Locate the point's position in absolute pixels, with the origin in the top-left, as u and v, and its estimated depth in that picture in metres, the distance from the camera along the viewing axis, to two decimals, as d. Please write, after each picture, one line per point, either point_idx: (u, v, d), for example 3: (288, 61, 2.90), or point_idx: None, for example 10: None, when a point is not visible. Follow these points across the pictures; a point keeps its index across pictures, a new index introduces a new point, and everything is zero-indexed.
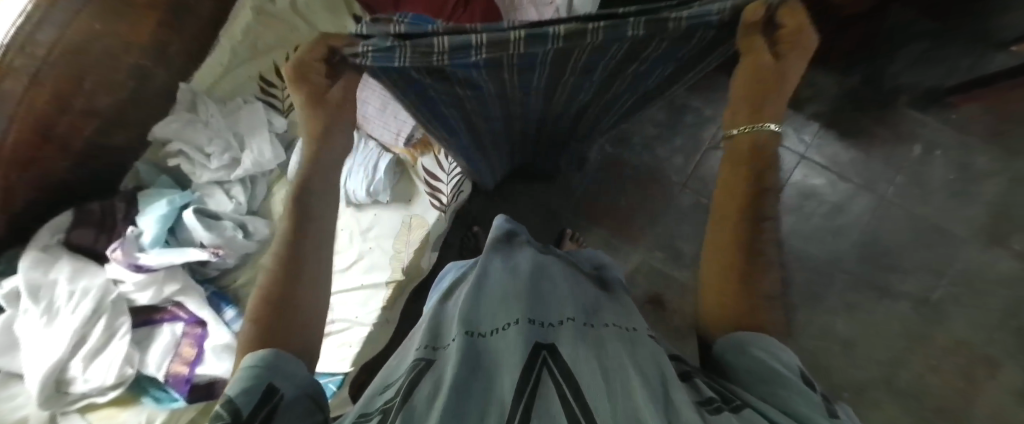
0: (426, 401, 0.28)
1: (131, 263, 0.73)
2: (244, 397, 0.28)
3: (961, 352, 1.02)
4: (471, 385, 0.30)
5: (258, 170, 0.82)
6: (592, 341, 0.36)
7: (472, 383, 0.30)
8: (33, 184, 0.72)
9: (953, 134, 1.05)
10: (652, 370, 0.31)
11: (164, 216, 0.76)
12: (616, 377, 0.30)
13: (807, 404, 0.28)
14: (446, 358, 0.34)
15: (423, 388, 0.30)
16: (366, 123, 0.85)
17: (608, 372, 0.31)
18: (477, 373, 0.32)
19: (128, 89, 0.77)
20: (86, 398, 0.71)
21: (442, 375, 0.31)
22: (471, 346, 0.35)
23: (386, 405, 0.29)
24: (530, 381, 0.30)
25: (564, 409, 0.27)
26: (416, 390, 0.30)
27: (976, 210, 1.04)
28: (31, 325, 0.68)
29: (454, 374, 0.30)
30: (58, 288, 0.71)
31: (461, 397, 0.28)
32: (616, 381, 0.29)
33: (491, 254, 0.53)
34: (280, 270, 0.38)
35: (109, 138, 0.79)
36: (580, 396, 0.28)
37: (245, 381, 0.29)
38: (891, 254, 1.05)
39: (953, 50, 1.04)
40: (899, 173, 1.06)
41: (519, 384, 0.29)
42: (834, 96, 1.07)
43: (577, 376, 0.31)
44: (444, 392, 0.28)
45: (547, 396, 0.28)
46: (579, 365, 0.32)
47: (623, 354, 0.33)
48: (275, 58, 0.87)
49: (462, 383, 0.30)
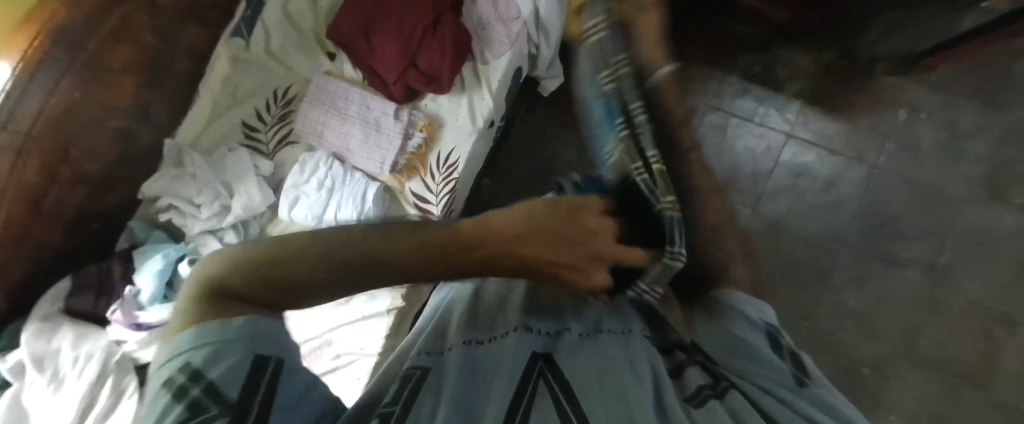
0: (428, 411, 0.27)
1: (131, 322, 0.74)
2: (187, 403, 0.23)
3: (977, 312, 1.00)
4: (469, 393, 0.29)
5: (249, 214, 0.83)
6: (591, 347, 0.35)
7: (470, 391, 0.30)
8: (29, 256, 0.73)
9: (936, 94, 1.05)
10: (646, 365, 0.33)
11: (161, 271, 0.76)
12: (617, 382, 0.29)
13: (783, 384, 0.32)
14: (444, 365, 0.33)
15: (423, 393, 0.29)
16: (351, 156, 0.87)
17: (606, 374, 0.31)
18: (476, 378, 0.31)
19: (115, 152, 0.79)
20: None
21: (441, 382, 0.30)
22: (469, 354, 0.34)
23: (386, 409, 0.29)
24: (529, 391, 0.29)
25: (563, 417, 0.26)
26: (417, 398, 0.28)
27: (970, 168, 1.03)
28: (38, 395, 0.68)
29: (456, 380, 0.30)
30: (62, 355, 0.71)
31: (461, 409, 0.28)
32: (617, 385, 0.29)
33: None
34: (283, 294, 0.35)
35: (100, 202, 0.80)
36: (579, 402, 0.28)
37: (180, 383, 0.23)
38: (892, 222, 1.04)
39: (922, 14, 1.04)
40: (888, 141, 1.06)
41: (518, 392, 0.29)
42: (811, 72, 1.07)
43: (577, 383, 0.30)
44: (446, 399, 0.28)
45: (545, 402, 0.28)
46: (579, 372, 0.31)
47: (620, 357, 0.33)
48: (256, 103, 0.89)
49: (461, 393, 0.29)
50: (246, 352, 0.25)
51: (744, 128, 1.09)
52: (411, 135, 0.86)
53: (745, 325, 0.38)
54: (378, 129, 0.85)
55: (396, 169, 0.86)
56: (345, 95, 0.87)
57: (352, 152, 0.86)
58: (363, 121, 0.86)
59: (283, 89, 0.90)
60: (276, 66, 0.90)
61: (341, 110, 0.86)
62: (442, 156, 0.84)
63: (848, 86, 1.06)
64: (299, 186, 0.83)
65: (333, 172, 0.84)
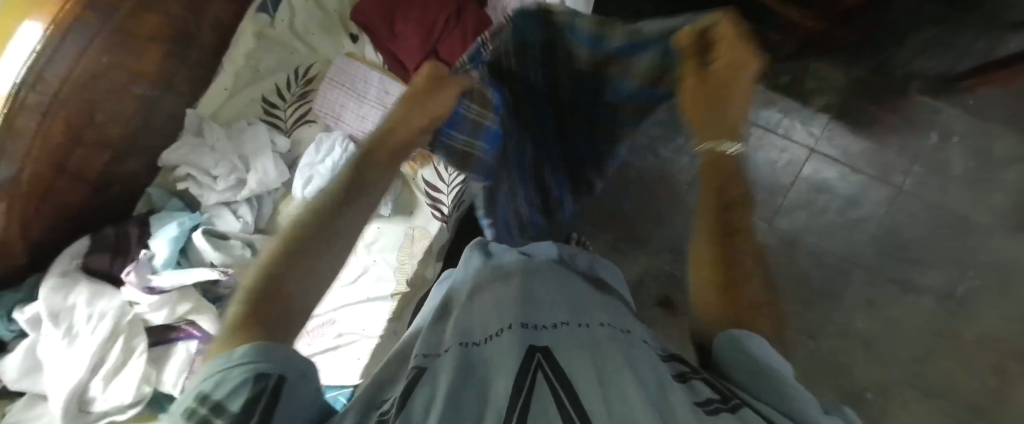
0: (422, 408, 0.28)
1: (144, 285, 0.76)
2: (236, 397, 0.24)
3: (991, 347, 0.97)
4: (463, 391, 0.30)
5: (263, 189, 0.84)
6: (587, 341, 0.35)
7: (465, 391, 0.30)
8: (50, 214, 0.75)
9: (971, 119, 1.01)
10: (649, 373, 0.31)
11: (176, 238, 0.78)
12: (612, 378, 0.29)
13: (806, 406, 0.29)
14: (442, 367, 0.34)
15: (418, 397, 0.30)
16: (367, 140, 0.87)
17: (603, 371, 0.30)
18: (472, 381, 0.32)
19: (138, 118, 0.81)
20: (108, 416, 0.74)
21: (438, 382, 0.31)
22: (465, 355, 0.35)
23: (384, 414, 0.30)
24: (525, 386, 0.30)
25: (558, 412, 0.27)
26: (413, 399, 0.30)
27: (1000, 198, 1.00)
28: (54, 347, 0.71)
29: (450, 382, 0.30)
30: (77, 311, 0.73)
31: (455, 406, 0.28)
32: (612, 381, 0.29)
33: (483, 268, 0.53)
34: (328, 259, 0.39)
35: (121, 166, 0.82)
36: (575, 398, 0.28)
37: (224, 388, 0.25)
38: (910, 247, 1.02)
39: (965, 36, 1.00)
40: (915, 163, 1.03)
41: (515, 390, 0.29)
42: (841, 86, 1.04)
43: (571, 378, 0.30)
44: (440, 399, 0.29)
45: (542, 398, 0.28)
46: (574, 368, 0.31)
47: (617, 353, 0.33)
48: (277, 79, 0.90)
49: (458, 391, 0.30)
50: (246, 372, 0.25)
51: (766, 139, 1.07)
52: None
53: (770, 359, 0.32)
54: None
55: None
56: (364, 78, 0.87)
57: (367, 135, 0.86)
58: (380, 105, 0.86)
59: (305, 68, 0.91)
60: (299, 44, 0.91)
61: (359, 92, 0.87)
62: None
63: (878, 104, 1.03)
64: (313, 165, 0.83)
65: (348, 154, 0.84)
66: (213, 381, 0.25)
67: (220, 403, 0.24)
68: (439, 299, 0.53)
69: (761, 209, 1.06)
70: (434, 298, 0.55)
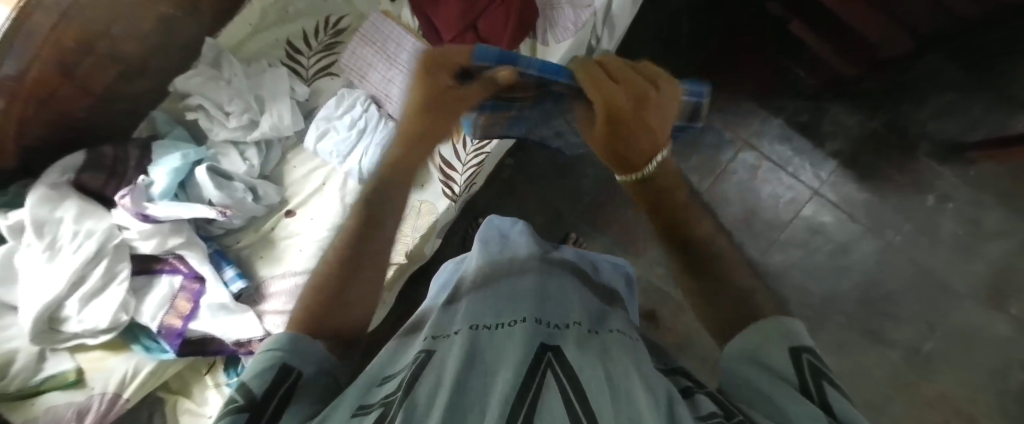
0: (428, 395, 0.28)
1: (138, 212, 0.72)
2: (257, 379, 0.31)
3: (943, 405, 1.02)
4: (470, 374, 0.30)
5: (275, 134, 0.81)
6: (596, 345, 0.35)
7: (473, 371, 0.30)
8: (47, 123, 0.71)
9: (967, 189, 1.04)
10: (661, 387, 0.29)
11: (177, 170, 0.75)
12: (621, 380, 0.29)
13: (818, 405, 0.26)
14: (450, 349, 0.34)
15: (425, 381, 0.30)
16: (388, 104, 0.85)
17: (611, 373, 0.30)
18: (476, 363, 0.32)
19: (155, 37, 0.77)
20: (78, 338, 0.71)
21: (445, 366, 0.31)
22: (474, 337, 0.35)
23: (387, 398, 0.29)
24: (536, 379, 0.29)
25: (565, 408, 0.26)
26: (419, 386, 0.29)
27: (978, 270, 1.03)
28: (33, 259, 0.69)
29: (459, 365, 0.31)
30: (63, 226, 0.71)
31: (463, 391, 0.28)
32: (621, 383, 0.29)
33: (488, 256, 0.53)
34: (335, 269, 0.41)
35: (128, 85, 0.79)
36: (584, 401, 0.27)
37: (263, 362, 0.32)
38: (888, 302, 1.05)
39: (978, 108, 1.03)
40: (908, 222, 1.06)
41: (524, 379, 0.29)
42: (853, 135, 1.07)
43: (581, 378, 0.30)
44: (448, 383, 0.28)
45: (551, 394, 0.28)
46: (584, 368, 0.31)
47: (630, 362, 0.32)
48: (306, 25, 0.87)
49: (465, 373, 0.30)
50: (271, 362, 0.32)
51: (774, 174, 1.09)
52: None
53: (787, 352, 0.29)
54: None
55: None
56: (397, 41, 0.84)
57: (390, 99, 0.84)
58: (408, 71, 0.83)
59: (336, 19, 0.88)
60: None
61: (390, 55, 0.84)
62: None
63: (885, 159, 1.07)
64: (331, 120, 0.82)
65: (368, 114, 0.83)
66: (251, 376, 0.31)
67: (246, 382, 0.30)
68: (447, 289, 0.53)
69: (756, 241, 1.08)
70: (442, 287, 0.55)
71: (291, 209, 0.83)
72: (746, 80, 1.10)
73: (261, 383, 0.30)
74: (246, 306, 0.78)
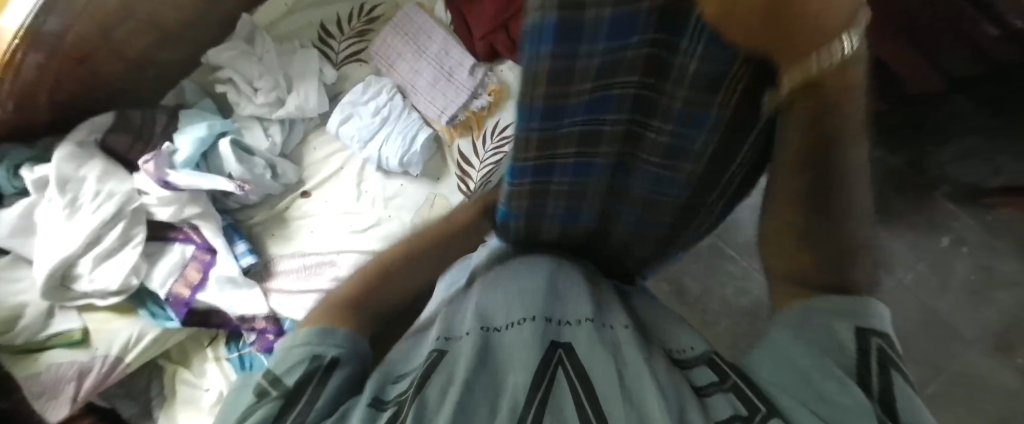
0: (440, 394, 0.29)
1: (160, 178, 0.74)
2: (290, 372, 0.32)
3: None
4: (479, 381, 0.30)
5: (299, 115, 0.82)
6: (609, 346, 0.33)
7: (482, 377, 0.30)
8: (81, 81, 0.72)
9: (983, 234, 1.03)
10: (673, 394, 0.29)
11: (201, 140, 0.76)
12: (633, 384, 0.30)
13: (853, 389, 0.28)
14: (458, 353, 0.33)
15: (435, 382, 0.30)
16: (413, 94, 0.86)
17: (624, 379, 0.30)
18: (485, 369, 0.31)
19: (194, 8, 0.78)
20: (87, 297, 0.72)
21: (454, 373, 0.30)
22: (482, 339, 0.34)
23: (401, 396, 0.30)
24: (545, 388, 0.29)
25: (577, 411, 0.27)
26: (431, 382, 0.30)
27: (989, 318, 1.02)
28: (53, 215, 0.69)
29: (467, 372, 0.30)
30: (85, 185, 0.72)
31: (468, 399, 0.28)
32: (633, 387, 0.29)
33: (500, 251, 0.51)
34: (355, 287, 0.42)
35: (162, 52, 0.80)
36: (595, 410, 0.27)
37: (293, 354, 0.33)
38: (895, 340, 1.03)
39: (1001, 154, 1.03)
40: (922, 261, 1.04)
41: (532, 389, 0.28)
42: (872, 169, 1.07)
43: (593, 380, 0.30)
44: (460, 385, 0.29)
45: (563, 399, 0.28)
46: (597, 372, 0.30)
47: (643, 367, 0.31)
48: (341, 10, 0.89)
49: (475, 378, 0.30)
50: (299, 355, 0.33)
51: None
52: (478, 95, 0.84)
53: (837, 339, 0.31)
54: (449, 78, 0.84)
55: (452, 122, 0.84)
56: (429, 33, 0.85)
57: (415, 91, 0.85)
58: (436, 63, 0.84)
59: (370, 7, 0.90)
60: None
61: (419, 46, 0.85)
62: (501, 125, 0.83)
63: (903, 196, 1.06)
64: (356, 105, 0.83)
65: (393, 103, 0.84)
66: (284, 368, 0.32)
67: (280, 378, 0.31)
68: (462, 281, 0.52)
69: None
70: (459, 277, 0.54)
71: (307, 190, 0.84)
72: None
73: (294, 373, 0.32)
74: (252, 282, 0.78)
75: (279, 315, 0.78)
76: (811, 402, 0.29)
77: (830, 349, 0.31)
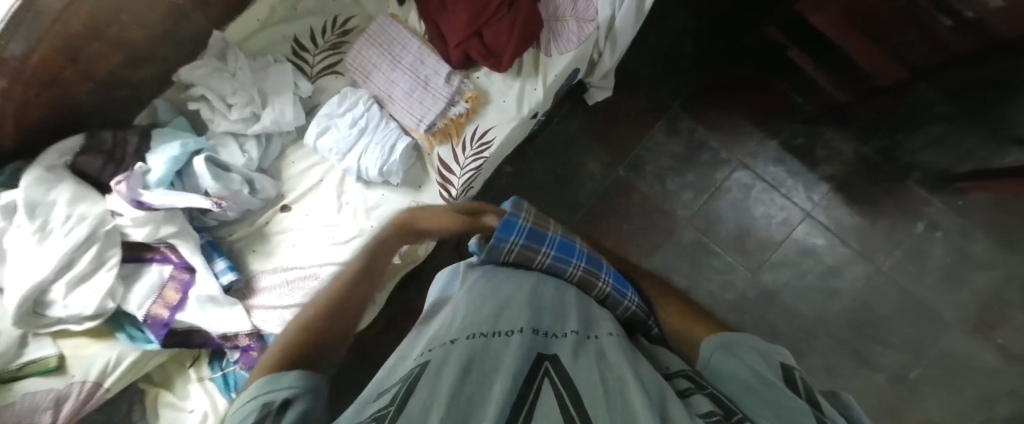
0: (426, 403, 0.27)
1: (133, 198, 0.72)
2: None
3: None
4: (466, 382, 0.29)
5: (276, 129, 0.81)
6: (592, 353, 0.35)
7: (469, 380, 0.29)
8: (50, 105, 0.71)
9: (956, 219, 1.06)
10: (654, 388, 0.30)
11: (176, 158, 0.75)
12: (614, 383, 0.30)
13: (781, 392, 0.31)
14: (446, 360, 0.32)
15: (422, 390, 0.28)
16: (390, 104, 0.86)
17: (606, 378, 0.31)
18: (473, 372, 0.30)
19: (162, 27, 0.77)
20: (62, 323, 0.71)
21: (441, 378, 0.30)
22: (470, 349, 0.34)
23: (383, 409, 0.28)
24: (532, 392, 0.29)
25: (561, 411, 0.27)
26: (415, 394, 0.28)
27: (965, 299, 1.04)
28: (23, 240, 0.68)
29: (455, 377, 0.29)
30: (56, 209, 0.70)
31: (460, 400, 0.27)
32: (614, 386, 0.30)
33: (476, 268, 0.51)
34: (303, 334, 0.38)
35: (132, 72, 0.79)
36: (580, 406, 0.27)
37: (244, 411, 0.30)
38: (876, 326, 1.06)
39: (969, 141, 1.06)
40: (898, 248, 1.07)
41: (518, 390, 0.28)
42: (846, 160, 1.09)
43: (576, 384, 0.30)
44: (444, 392, 0.27)
45: (548, 402, 0.28)
46: (579, 375, 0.31)
47: (624, 365, 0.32)
48: (314, 23, 0.88)
49: (462, 381, 0.29)
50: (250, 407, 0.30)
51: (768, 194, 1.11)
52: (455, 102, 0.84)
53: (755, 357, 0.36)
54: (425, 86, 0.84)
55: (431, 129, 0.84)
56: (403, 43, 0.86)
57: (393, 100, 0.85)
58: (412, 72, 0.85)
59: (343, 19, 0.90)
60: None
61: (395, 56, 0.85)
62: (479, 131, 0.83)
63: (877, 185, 1.08)
64: (332, 117, 0.82)
65: (370, 113, 0.83)
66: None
67: None
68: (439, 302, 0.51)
69: (749, 259, 1.09)
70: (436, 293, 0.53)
71: (287, 204, 0.83)
72: (743, 100, 1.12)
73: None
74: (234, 300, 0.77)
75: (262, 331, 0.78)
76: (772, 407, 0.30)
77: (759, 375, 0.33)
